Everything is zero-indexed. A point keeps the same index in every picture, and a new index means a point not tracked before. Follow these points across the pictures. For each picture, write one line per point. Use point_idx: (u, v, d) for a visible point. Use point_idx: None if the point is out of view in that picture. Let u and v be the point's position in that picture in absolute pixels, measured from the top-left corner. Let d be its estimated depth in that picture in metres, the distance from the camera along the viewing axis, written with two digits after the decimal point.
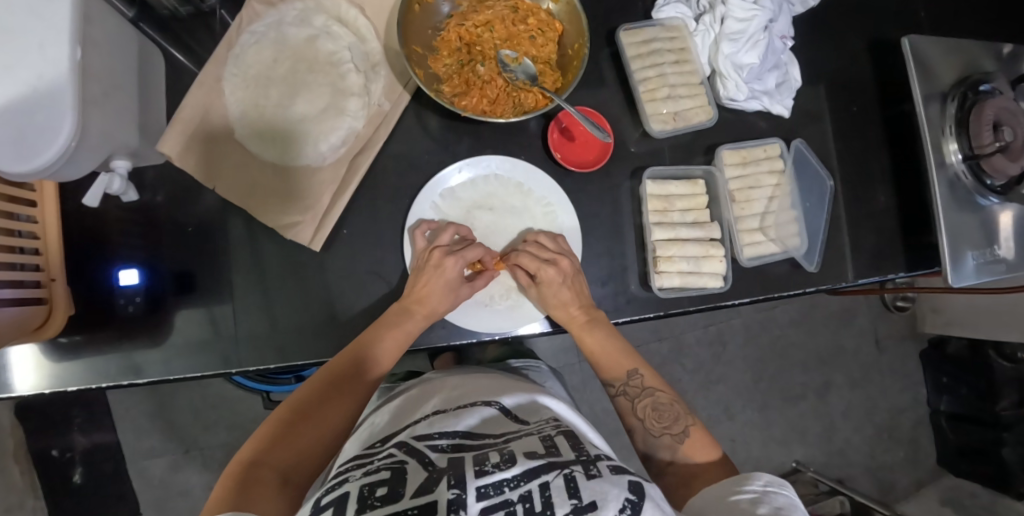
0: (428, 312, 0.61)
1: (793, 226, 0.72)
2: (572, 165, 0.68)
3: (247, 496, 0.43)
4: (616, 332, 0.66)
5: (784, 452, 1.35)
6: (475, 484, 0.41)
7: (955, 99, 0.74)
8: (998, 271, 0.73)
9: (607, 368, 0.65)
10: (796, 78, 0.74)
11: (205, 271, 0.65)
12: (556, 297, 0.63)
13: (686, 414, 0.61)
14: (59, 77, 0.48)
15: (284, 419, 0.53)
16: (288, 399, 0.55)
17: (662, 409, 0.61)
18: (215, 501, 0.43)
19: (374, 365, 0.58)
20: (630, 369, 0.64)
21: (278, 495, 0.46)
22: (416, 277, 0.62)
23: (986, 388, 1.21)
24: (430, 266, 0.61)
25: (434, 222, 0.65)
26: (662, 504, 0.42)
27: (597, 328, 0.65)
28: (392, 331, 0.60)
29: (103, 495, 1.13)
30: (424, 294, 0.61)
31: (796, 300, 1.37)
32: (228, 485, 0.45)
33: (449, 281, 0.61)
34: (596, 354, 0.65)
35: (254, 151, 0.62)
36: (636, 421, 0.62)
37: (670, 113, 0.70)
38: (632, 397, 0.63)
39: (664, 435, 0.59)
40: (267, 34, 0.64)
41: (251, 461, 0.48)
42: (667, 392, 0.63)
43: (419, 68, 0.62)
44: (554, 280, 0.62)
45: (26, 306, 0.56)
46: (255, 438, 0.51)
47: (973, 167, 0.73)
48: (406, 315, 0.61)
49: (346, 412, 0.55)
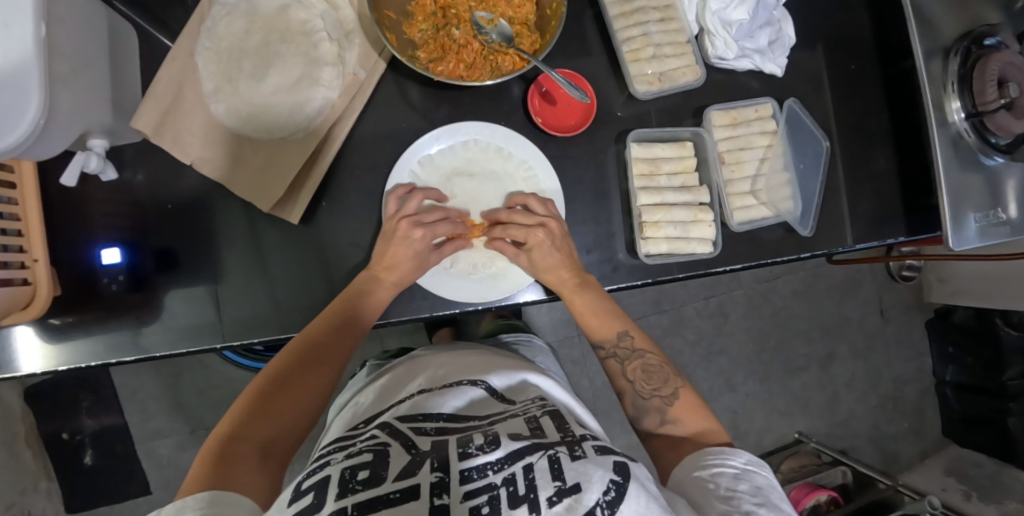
0: (396, 279, 0.61)
1: (786, 188, 0.69)
2: (552, 129, 0.67)
3: (225, 473, 0.44)
4: (605, 294, 0.65)
5: (787, 424, 1.34)
6: (458, 467, 0.41)
7: (959, 53, 0.70)
8: (1001, 234, 0.70)
9: (595, 330, 0.64)
10: (791, 35, 0.70)
11: (188, 249, 0.65)
12: (545, 260, 0.63)
13: (676, 376, 0.60)
14: (24, 57, 0.46)
15: (259, 392, 0.53)
16: (263, 370, 0.55)
17: (652, 371, 0.61)
18: (194, 476, 0.44)
19: (350, 332, 0.58)
20: (619, 331, 0.63)
21: (258, 469, 0.47)
22: (381, 246, 0.61)
23: (994, 358, 1.18)
24: (397, 235, 0.61)
25: (408, 186, 0.64)
26: (646, 485, 0.41)
27: (586, 291, 0.64)
28: (366, 298, 0.60)
29: (115, 475, 1.15)
30: (391, 262, 0.60)
31: (799, 271, 1.35)
32: (206, 460, 0.46)
33: (416, 253, 0.61)
34: (586, 316, 0.64)
35: (228, 126, 0.61)
36: (627, 383, 0.61)
37: (655, 74, 0.68)
38: (622, 360, 0.62)
39: (653, 398, 0.59)
40: (239, 5, 0.62)
41: (230, 436, 0.49)
42: (656, 354, 0.62)
43: (392, 34, 0.60)
44: (544, 242, 0.62)
45: (12, 286, 0.55)
46: (232, 413, 0.52)
47: (976, 126, 0.69)
48: (374, 283, 0.61)
49: (321, 383, 0.56)
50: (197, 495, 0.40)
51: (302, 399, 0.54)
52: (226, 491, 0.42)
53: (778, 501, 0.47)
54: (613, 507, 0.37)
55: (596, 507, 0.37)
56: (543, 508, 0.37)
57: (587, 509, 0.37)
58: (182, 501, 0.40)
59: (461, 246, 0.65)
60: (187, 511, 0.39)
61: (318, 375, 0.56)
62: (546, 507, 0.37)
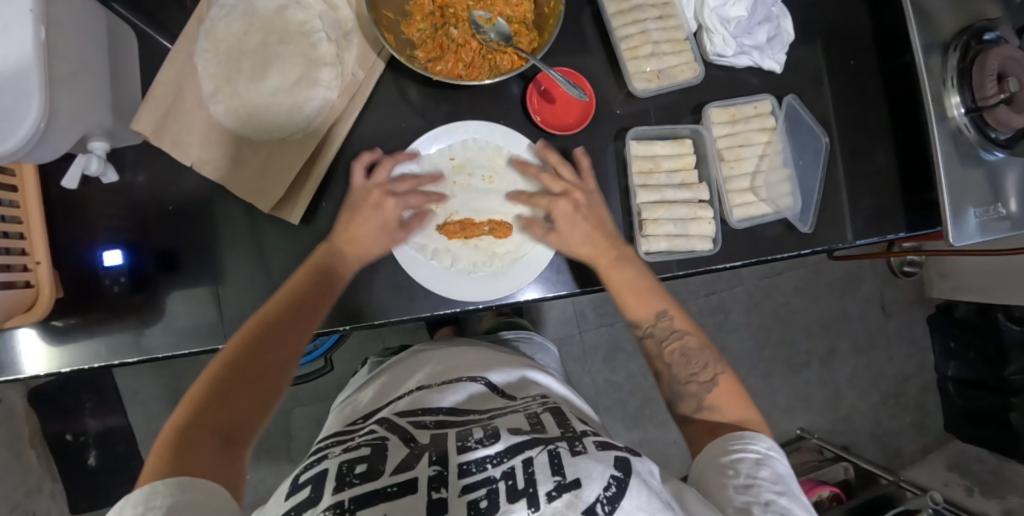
0: (359, 254, 0.61)
1: (785, 185, 0.70)
2: (551, 128, 0.67)
3: (185, 461, 0.43)
4: (644, 270, 0.64)
5: (788, 420, 1.34)
6: (457, 461, 0.41)
7: (958, 48, 0.70)
8: (1002, 229, 0.70)
9: (634, 308, 0.63)
10: (789, 32, 0.71)
11: (189, 250, 0.65)
12: (575, 230, 0.63)
13: (716, 361, 0.59)
14: (24, 60, 0.46)
15: (216, 376, 0.52)
16: (219, 354, 0.54)
17: (690, 354, 0.60)
18: (153, 465, 0.43)
19: (310, 311, 0.58)
20: (660, 310, 0.62)
21: (218, 455, 0.45)
22: (349, 215, 0.61)
23: (995, 353, 1.18)
24: (368, 205, 0.61)
25: (374, 153, 0.63)
26: (647, 480, 0.41)
27: (625, 264, 0.63)
28: (330, 277, 0.60)
29: (118, 475, 1.16)
30: (358, 233, 0.61)
31: (800, 267, 1.35)
32: (164, 447, 0.44)
33: (386, 222, 0.61)
34: (626, 293, 0.63)
35: (227, 127, 0.61)
36: (665, 366, 0.60)
37: (654, 71, 0.68)
38: (660, 339, 0.61)
39: (690, 383, 0.58)
40: (237, 7, 0.62)
41: (186, 423, 0.47)
42: (696, 335, 0.61)
43: (390, 34, 0.60)
44: (571, 212, 0.63)
45: (14, 288, 0.55)
46: (189, 397, 0.50)
47: (976, 121, 0.69)
48: (332, 263, 0.60)
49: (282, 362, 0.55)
50: (163, 481, 0.40)
51: (263, 382, 0.53)
52: (194, 477, 0.41)
53: (795, 490, 0.47)
54: (613, 502, 0.38)
55: (595, 504, 0.37)
56: (543, 503, 0.37)
57: (587, 506, 0.37)
58: (150, 488, 0.39)
59: (462, 245, 0.65)
60: (158, 497, 0.39)
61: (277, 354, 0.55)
62: (545, 502, 0.37)
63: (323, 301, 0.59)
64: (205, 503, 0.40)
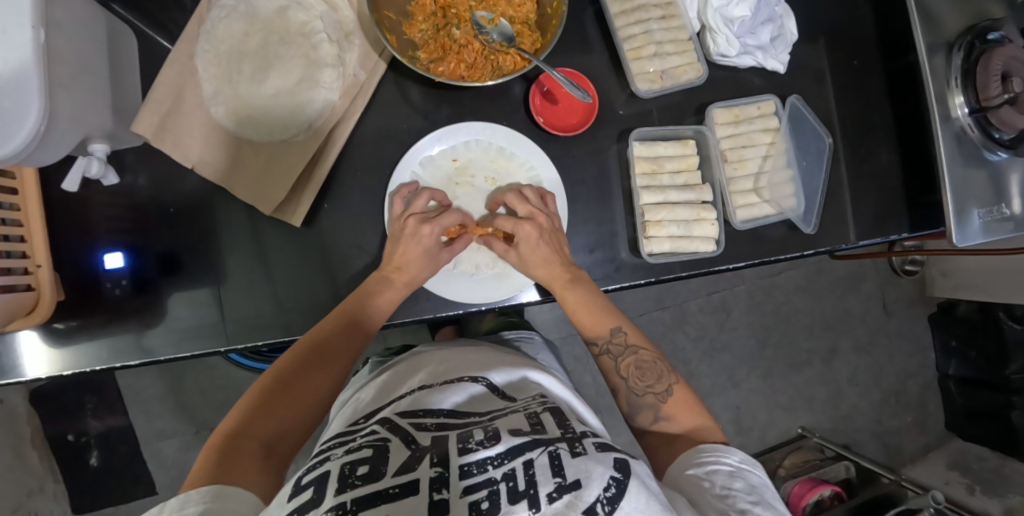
0: (407, 279, 0.61)
1: (789, 186, 0.69)
2: (555, 129, 0.67)
3: (229, 469, 0.43)
4: (597, 290, 0.64)
5: (789, 419, 1.34)
6: (458, 463, 0.41)
7: (962, 48, 0.69)
8: (1006, 230, 0.70)
9: (586, 326, 0.63)
10: (793, 31, 0.70)
11: (190, 252, 0.65)
12: (536, 254, 0.62)
13: (670, 373, 0.60)
14: (23, 62, 0.46)
15: (262, 391, 0.53)
16: (268, 370, 0.55)
17: (646, 367, 0.60)
18: (197, 473, 0.44)
19: (357, 333, 0.58)
20: (613, 327, 0.62)
21: (262, 466, 0.46)
22: (392, 245, 0.62)
23: (997, 352, 1.18)
24: (406, 234, 0.61)
25: (412, 185, 0.64)
26: (648, 481, 0.41)
27: (579, 285, 0.63)
28: (375, 299, 0.60)
29: (120, 476, 1.16)
30: (402, 261, 0.60)
31: (802, 266, 1.35)
32: (209, 456, 0.45)
33: (425, 249, 0.61)
34: (579, 313, 0.63)
35: (228, 129, 0.61)
36: (620, 380, 0.61)
37: (657, 72, 0.67)
38: (615, 356, 0.62)
39: (648, 395, 0.59)
40: (238, 8, 0.62)
41: (234, 432, 0.48)
42: (650, 350, 0.62)
43: (392, 35, 0.60)
44: (533, 235, 0.62)
45: (15, 292, 0.55)
46: (238, 408, 0.51)
47: (979, 121, 0.69)
48: (384, 284, 0.61)
49: (327, 384, 0.55)
50: (200, 489, 0.40)
51: (308, 400, 0.53)
52: (230, 486, 0.41)
53: (771, 500, 0.47)
54: (613, 504, 0.38)
55: (595, 504, 0.37)
56: (543, 504, 0.37)
57: (587, 506, 0.37)
58: (185, 495, 0.40)
59: (464, 247, 0.65)
60: (190, 505, 0.39)
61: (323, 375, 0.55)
62: (545, 503, 0.37)
63: (370, 325, 0.59)
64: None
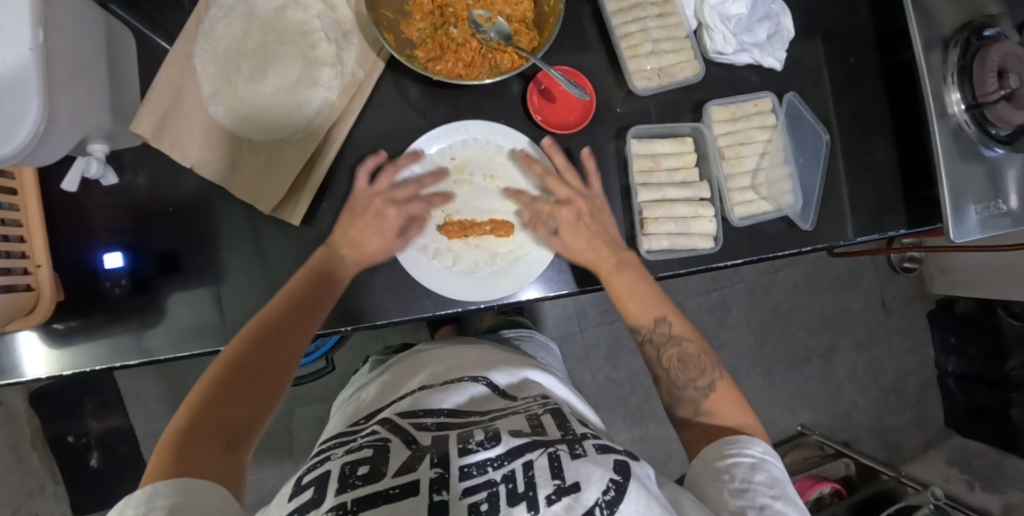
0: (360, 258, 0.62)
1: (786, 183, 0.70)
2: (551, 127, 0.67)
3: (189, 460, 0.43)
4: (648, 276, 0.64)
5: (789, 417, 1.34)
6: (458, 463, 0.41)
7: (958, 45, 0.69)
8: (1003, 226, 0.70)
9: (633, 314, 0.63)
10: (789, 29, 0.71)
11: (189, 252, 0.65)
12: (575, 239, 0.64)
13: (713, 368, 0.59)
14: (22, 62, 0.46)
15: (217, 378, 0.52)
16: (219, 355, 0.54)
17: (688, 360, 0.60)
18: (157, 465, 0.43)
19: (310, 314, 0.58)
20: (658, 315, 0.62)
21: (222, 456, 0.46)
22: (348, 220, 0.62)
23: (996, 348, 1.19)
24: (372, 212, 0.62)
25: (378, 158, 0.64)
26: (647, 483, 0.41)
27: (625, 268, 0.64)
28: (332, 279, 0.60)
29: (120, 476, 1.16)
30: (358, 238, 0.62)
31: (800, 264, 1.35)
32: (167, 447, 0.45)
33: (385, 239, 0.62)
34: (625, 299, 0.63)
35: (227, 127, 0.61)
36: (663, 370, 0.61)
37: (654, 70, 0.68)
38: (659, 345, 0.62)
39: (688, 389, 0.58)
40: (236, 7, 0.62)
41: (190, 421, 0.48)
42: (695, 342, 0.61)
43: (390, 33, 0.60)
44: (570, 220, 0.64)
45: (15, 292, 0.55)
46: (192, 397, 0.50)
47: (976, 117, 0.69)
48: (337, 265, 0.61)
49: (281, 364, 0.55)
50: (166, 481, 0.40)
51: (265, 383, 0.53)
52: (196, 477, 0.42)
53: (791, 494, 0.47)
54: (612, 507, 0.38)
55: (594, 507, 0.37)
56: (542, 507, 0.37)
57: (586, 509, 0.37)
58: (152, 488, 0.40)
59: (462, 245, 0.66)
60: (160, 497, 0.39)
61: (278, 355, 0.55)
62: (544, 505, 0.37)
63: (325, 303, 0.59)
64: (206, 504, 0.40)
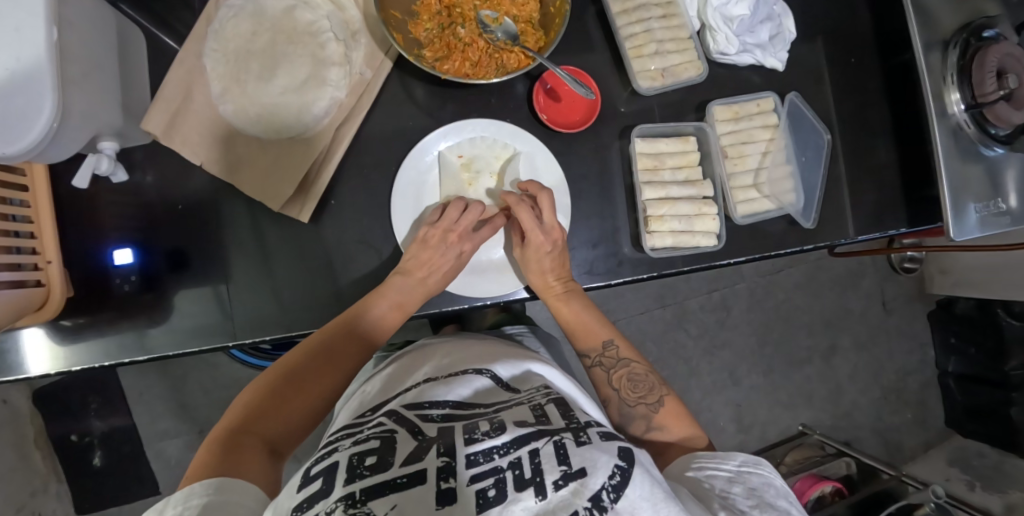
0: (425, 288, 0.61)
1: (788, 182, 0.71)
2: (559, 126, 0.68)
3: (232, 461, 0.44)
4: (592, 304, 0.66)
5: (790, 416, 1.35)
6: (464, 452, 0.41)
7: (958, 45, 0.70)
8: (1002, 224, 0.70)
9: (582, 338, 0.64)
10: (791, 30, 0.72)
11: (197, 249, 0.66)
12: (538, 263, 0.63)
13: (661, 385, 0.61)
14: (36, 60, 0.47)
15: (270, 387, 0.54)
16: (273, 366, 0.56)
17: (637, 380, 0.61)
18: (200, 464, 0.44)
19: (367, 334, 0.59)
20: (607, 340, 0.64)
21: (263, 462, 0.47)
22: (418, 250, 0.62)
23: (996, 348, 1.19)
24: (438, 243, 0.61)
25: (460, 203, 0.64)
26: (651, 470, 0.42)
27: (572, 299, 0.65)
28: (387, 304, 0.61)
29: (122, 476, 1.16)
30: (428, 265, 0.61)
31: (801, 264, 1.36)
32: (212, 448, 0.46)
33: (453, 262, 0.62)
34: (574, 326, 0.65)
35: (236, 125, 0.62)
36: (612, 392, 0.61)
37: (658, 70, 0.69)
38: (608, 369, 0.62)
39: (638, 406, 0.59)
40: (245, 7, 0.63)
41: (236, 427, 0.49)
42: (642, 364, 0.63)
43: (398, 33, 0.61)
44: (543, 245, 0.62)
45: (24, 287, 0.56)
46: (241, 402, 0.53)
47: (975, 117, 0.70)
48: (400, 286, 0.61)
49: (333, 381, 0.56)
50: (203, 482, 0.41)
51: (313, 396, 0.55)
52: (235, 477, 0.42)
53: (773, 499, 0.47)
54: (618, 491, 0.38)
55: (601, 491, 0.38)
56: (549, 492, 0.37)
57: (593, 494, 0.37)
58: (189, 489, 0.40)
59: None
60: (196, 497, 0.39)
61: (325, 369, 0.56)
62: (551, 490, 0.37)
63: (378, 327, 0.60)
64: (240, 504, 0.40)
